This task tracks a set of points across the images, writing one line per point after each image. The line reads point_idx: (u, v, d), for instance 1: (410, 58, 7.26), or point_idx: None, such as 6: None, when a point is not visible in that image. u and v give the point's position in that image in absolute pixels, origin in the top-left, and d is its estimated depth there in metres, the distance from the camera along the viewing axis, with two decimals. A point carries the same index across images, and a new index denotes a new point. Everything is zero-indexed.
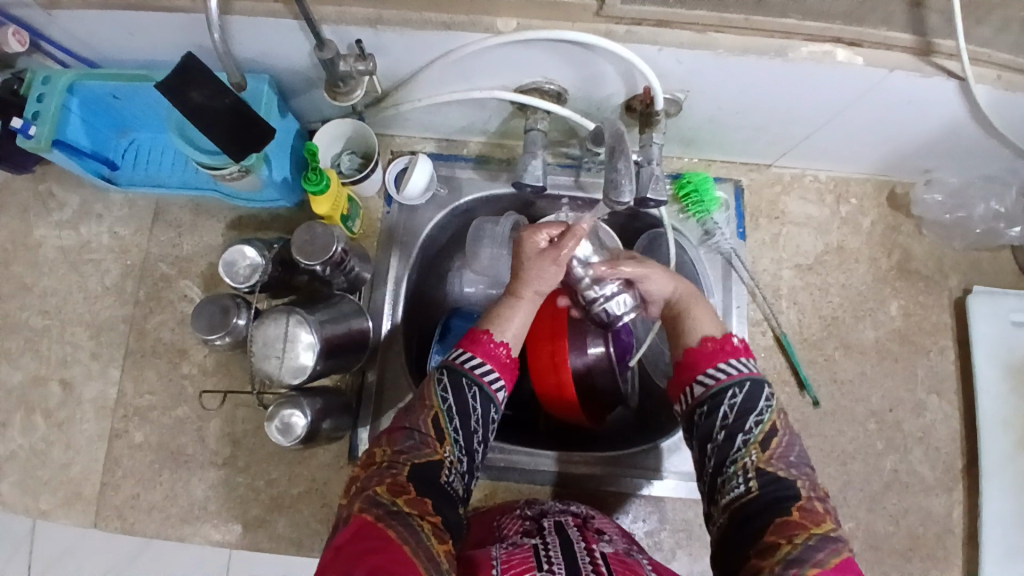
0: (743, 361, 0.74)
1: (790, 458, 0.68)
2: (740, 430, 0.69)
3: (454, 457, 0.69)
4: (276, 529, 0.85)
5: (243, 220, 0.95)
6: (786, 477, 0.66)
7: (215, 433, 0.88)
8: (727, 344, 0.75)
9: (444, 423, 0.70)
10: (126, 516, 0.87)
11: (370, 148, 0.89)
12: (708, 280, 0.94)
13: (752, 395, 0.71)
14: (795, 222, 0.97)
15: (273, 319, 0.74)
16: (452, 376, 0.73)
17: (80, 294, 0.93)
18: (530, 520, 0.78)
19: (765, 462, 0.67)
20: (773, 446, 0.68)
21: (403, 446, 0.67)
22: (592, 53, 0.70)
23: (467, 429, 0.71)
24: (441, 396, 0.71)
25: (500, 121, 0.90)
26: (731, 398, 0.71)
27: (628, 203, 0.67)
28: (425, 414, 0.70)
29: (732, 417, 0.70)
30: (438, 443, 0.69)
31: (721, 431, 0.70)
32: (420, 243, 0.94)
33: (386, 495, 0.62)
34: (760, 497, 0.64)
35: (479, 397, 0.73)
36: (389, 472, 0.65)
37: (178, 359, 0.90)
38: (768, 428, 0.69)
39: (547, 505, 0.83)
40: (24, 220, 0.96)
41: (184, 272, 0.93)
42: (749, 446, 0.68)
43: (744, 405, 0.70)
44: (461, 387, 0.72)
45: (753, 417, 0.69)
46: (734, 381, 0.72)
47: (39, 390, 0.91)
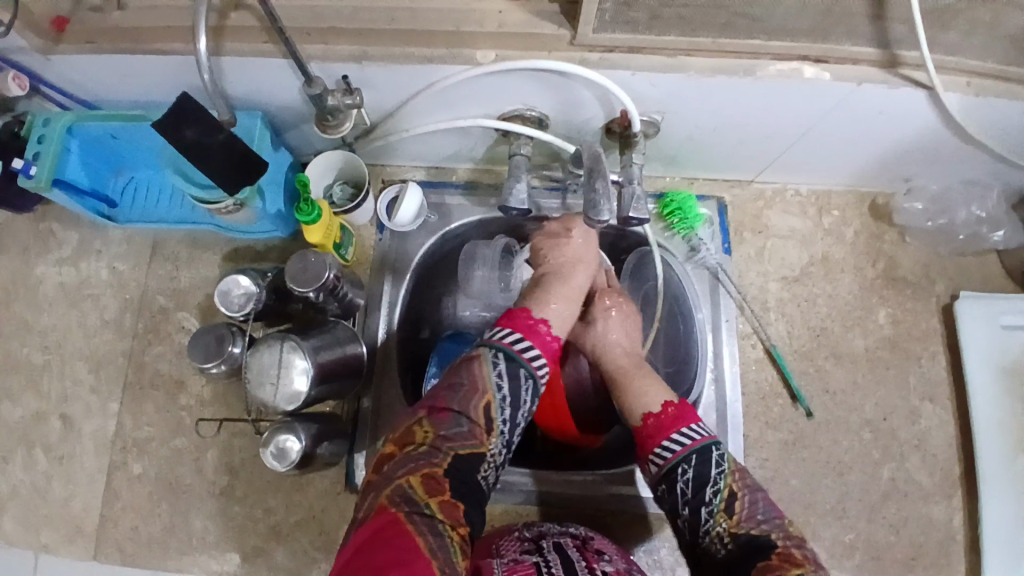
0: (694, 427, 0.75)
1: (758, 515, 0.69)
2: (702, 503, 0.70)
3: (495, 450, 0.72)
4: (276, 557, 0.85)
5: (238, 252, 0.97)
6: (760, 535, 0.67)
7: (212, 463, 0.88)
8: (669, 415, 0.76)
9: (495, 413, 0.72)
10: (126, 549, 0.87)
11: (360, 178, 0.92)
12: (695, 295, 0.95)
13: (701, 466, 0.72)
14: (779, 235, 0.99)
15: (268, 346, 0.75)
16: (509, 363, 0.75)
17: (80, 330, 0.95)
18: (529, 541, 0.78)
19: (736, 527, 0.68)
20: (738, 509, 0.69)
21: (450, 432, 0.69)
22: (568, 79, 0.73)
23: (513, 421, 0.74)
24: (496, 384, 0.73)
25: (485, 147, 0.92)
26: (683, 472, 0.72)
27: (608, 222, 0.68)
28: (479, 400, 0.72)
29: (689, 492, 0.71)
30: (483, 435, 0.71)
31: (684, 507, 0.71)
32: (411, 268, 0.96)
33: (426, 491, 0.63)
34: (736, 554, 0.66)
35: (530, 390, 0.76)
36: (429, 460, 0.66)
37: (176, 390, 0.91)
38: (727, 494, 0.70)
39: (546, 526, 0.83)
40: (26, 259, 0.99)
41: (182, 304, 0.95)
42: (714, 516, 0.69)
43: (698, 478, 0.71)
44: (518, 377, 0.75)
45: (709, 488, 0.70)
46: (683, 456, 0.73)
47: (39, 426, 0.93)
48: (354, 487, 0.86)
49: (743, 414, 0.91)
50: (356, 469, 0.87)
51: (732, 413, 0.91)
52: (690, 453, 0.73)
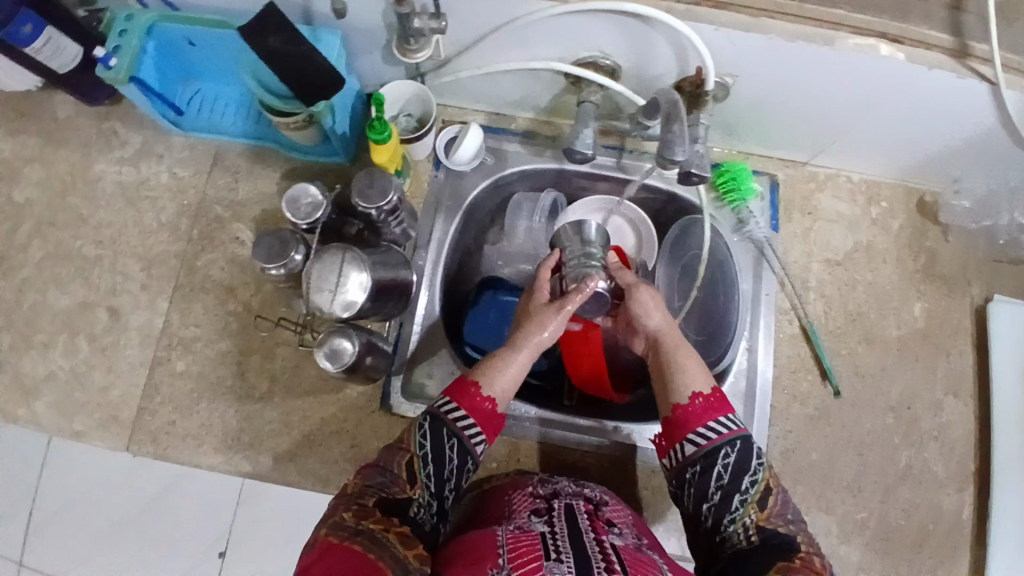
0: (732, 417, 0.73)
1: (788, 515, 0.70)
2: (737, 490, 0.70)
3: (424, 500, 0.73)
4: (307, 464, 0.88)
5: (297, 171, 0.98)
6: (789, 533, 0.68)
7: (254, 368, 0.91)
8: (715, 399, 0.74)
9: (418, 468, 0.73)
10: (160, 441, 0.90)
11: (427, 113, 0.92)
12: (738, 266, 0.96)
13: (744, 455, 0.71)
14: (827, 218, 1.00)
15: (330, 255, 0.77)
16: (433, 424, 0.75)
17: (136, 228, 0.97)
18: (541, 499, 0.80)
19: (765, 520, 0.69)
20: (770, 504, 0.70)
21: (374, 480, 0.71)
22: (650, 28, 0.74)
23: (439, 476, 0.74)
24: (419, 442, 0.74)
25: (551, 95, 0.93)
26: (726, 457, 0.71)
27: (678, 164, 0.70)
28: (401, 455, 0.74)
29: (727, 478, 0.70)
30: (408, 483, 0.72)
31: (717, 492, 0.70)
32: (464, 209, 0.97)
33: (354, 520, 0.65)
34: (762, 548, 0.66)
35: (458, 449, 0.75)
36: (357, 501, 0.68)
37: (225, 296, 0.93)
38: (763, 488, 0.70)
39: (560, 485, 0.85)
40: (88, 154, 1.01)
41: (238, 215, 0.97)
42: (745, 506, 0.69)
43: (739, 464, 0.71)
44: (441, 437, 0.75)
45: (748, 477, 0.70)
46: (725, 441, 0.72)
47: (85, 315, 0.95)
48: (389, 408, 0.89)
49: (774, 385, 0.93)
50: (393, 390, 0.89)
51: (764, 382, 0.92)
52: (734, 438, 0.72)
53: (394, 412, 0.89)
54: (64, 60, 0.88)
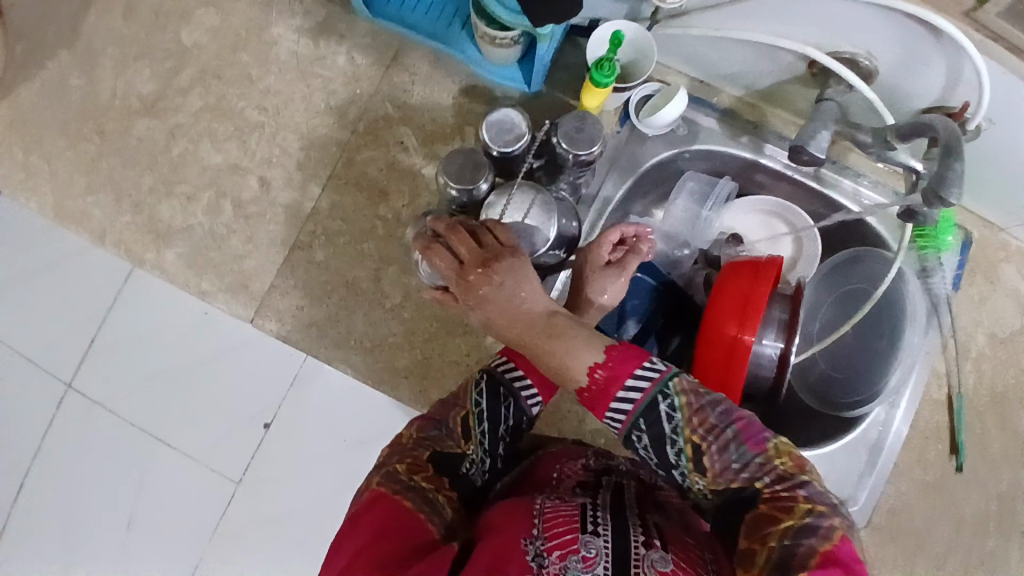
0: (644, 369, 0.61)
1: (732, 464, 0.60)
2: (672, 466, 0.63)
3: (477, 455, 0.74)
4: (422, 385, 0.89)
5: (477, 91, 0.93)
6: (745, 488, 0.60)
7: (390, 279, 0.89)
8: (615, 365, 0.61)
9: (472, 422, 0.75)
10: (283, 323, 0.90)
11: (639, 68, 0.86)
12: (909, 314, 0.88)
13: (653, 429, 0.62)
14: (1006, 292, 0.94)
15: (520, 194, 0.75)
16: (490, 384, 0.75)
17: (302, 104, 0.94)
18: (589, 472, 0.78)
19: (713, 482, 0.62)
20: (708, 461, 0.61)
21: (429, 433, 0.73)
22: (938, 47, 0.67)
23: (494, 434, 0.75)
24: (474, 400, 0.75)
25: (774, 80, 0.85)
26: (638, 441, 0.63)
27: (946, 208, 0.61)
28: (456, 411, 0.76)
29: (655, 455, 0.64)
30: (461, 438, 0.75)
31: (660, 469, 0.64)
32: (638, 174, 0.92)
33: (405, 473, 0.68)
34: (730, 501, 0.62)
35: (513, 408, 0.75)
36: (412, 452, 0.71)
37: (378, 199, 0.91)
38: (692, 450, 0.61)
39: (613, 462, 0.81)
40: (270, 14, 0.96)
41: (407, 119, 0.92)
42: (688, 473, 0.63)
43: (656, 440, 0.62)
44: (497, 396, 0.75)
45: (671, 449, 0.62)
46: (637, 420, 0.62)
47: (235, 179, 0.94)
48: None
49: (902, 444, 0.90)
50: None
51: (893, 441, 0.88)
52: (637, 420, 0.62)
53: None
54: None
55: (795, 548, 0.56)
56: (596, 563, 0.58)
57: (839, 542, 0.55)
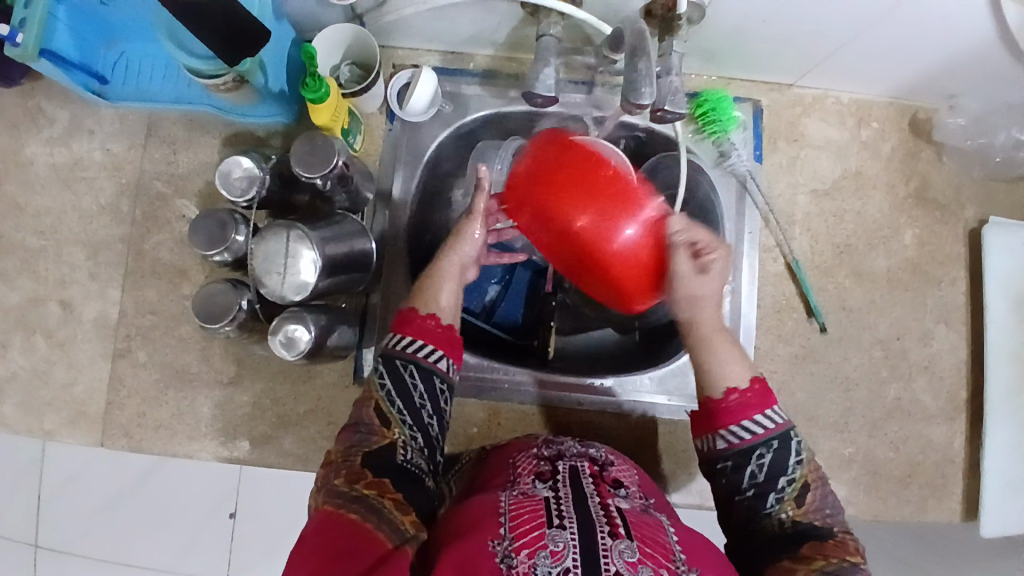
0: (773, 412, 0.68)
1: (825, 510, 0.66)
2: (772, 488, 0.66)
3: (406, 436, 0.67)
4: (283, 445, 0.87)
5: (238, 137, 0.90)
6: (824, 527, 0.64)
7: (219, 352, 0.88)
8: (756, 394, 0.68)
9: (387, 407, 0.68)
10: (132, 434, 0.88)
11: (370, 59, 0.83)
12: (722, 204, 0.91)
13: (779, 457, 0.66)
14: (814, 145, 0.94)
15: (274, 234, 0.72)
16: (387, 360, 0.70)
17: (75, 214, 0.91)
18: (545, 461, 0.69)
19: (802, 516, 0.65)
20: (807, 501, 0.65)
21: (353, 439, 0.66)
22: None
23: (411, 407, 0.68)
24: (379, 383, 0.69)
25: (508, 29, 0.84)
26: (760, 457, 0.66)
27: (648, 106, 0.63)
28: (367, 405, 0.68)
29: (761, 476, 0.66)
30: (386, 428, 0.67)
31: (750, 488, 0.66)
32: (425, 163, 0.91)
33: (345, 485, 0.60)
34: (794, 538, 0.63)
35: (419, 373, 0.70)
36: (344, 466, 0.63)
37: (178, 279, 0.89)
38: (800, 486, 0.66)
39: (565, 445, 0.73)
40: (11, 135, 0.93)
41: (180, 191, 0.90)
42: (782, 502, 0.65)
43: (774, 466, 0.66)
44: (398, 370, 0.69)
45: (785, 477, 0.66)
46: (763, 440, 0.66)
47: (37, 310, 0.91)
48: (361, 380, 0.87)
49: (758, 327, 0.91)
50: (364, 363, 0.87)
51: (746, 324, 0.90)
52: (768, 437, 0.67)
53: None
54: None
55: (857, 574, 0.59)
56: (564, 555, 0.53)
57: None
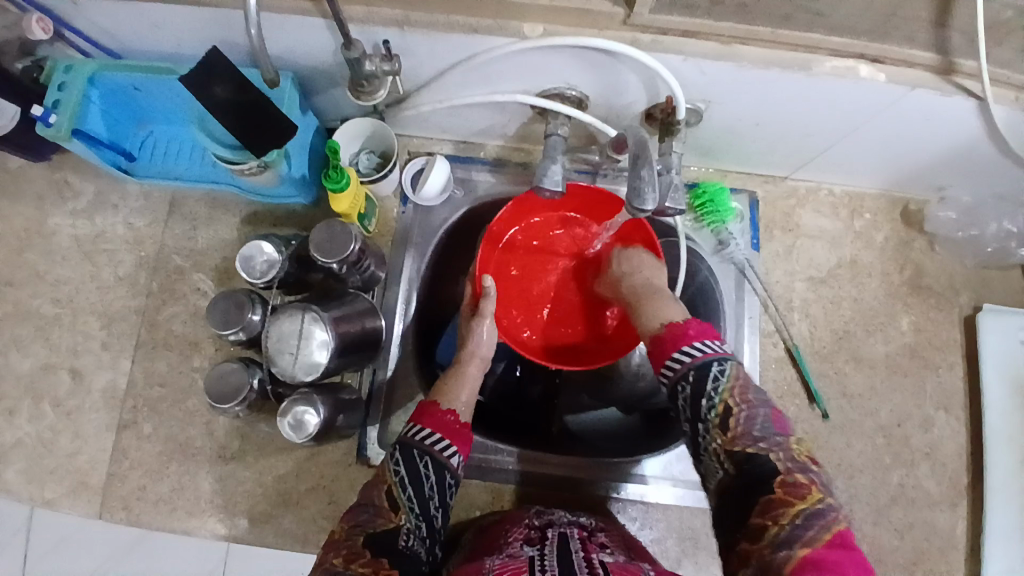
0: (706, 342, 0.68)
1: (756, 431, 0.61)
2: (699, 419, 0.64)
3: (412, 524, 0.67)
4: (282, 524, 0.86)
5: (258, 217, 0.94)
6: (757, 454, 0.60)
7: (223, 427, 0.89)
8: (690, 329, 0.70)
9: (397, 492, 0.68)
10: (131, 507, 0.87)
11: (388, 148, 0.88)
12: (721, 291, 0.96)
13: (700, 382, 0.65)
14: (808, 235, 0.99)
15: (289, 314, 0.74)
16: (404, 449, 0.71)
17: (93, 284, 0.94)
18: (535, 529, 0.75)
19: (732, 444, 0.62)
20: (736, 425, 0.62)
21: (358, 519, 0.65)
22: (617, 61, 0.71)
23: (421, 496, 0.69)
24: (393, 469, 0.69)
25: (518, 125, 0.90)
26: (682, 391, 0.66)
27: (650, 211, 0.67)
28: (378, 488, 0.68)
29: (687, 401, 0.66)
30: (392, 513, 0.66)
31: (686, 420, 0.66)
32: (435, 244, 0.95)
33: (342, 565, 0.61)
34: (738, 480, 0.61)
35: (433, 466, 0.71)
36: (345, 545, 0.63)
37: (189, 352, 0.91)
38: (723, 411, 0.63)
39: (555, 515, 0.80)
40: (38, 208, 0.96)
41: (198, 265, 0.93)
42: (710, 433, 0.63)
43: (695, 394, 0.65)
44: (413, 459, 0.70)
45: (705, 403, 0.64)
46: (693, 368, 0.66)
47: (48, 378, 0.92)
48: (365, 459, 0.87)
49: None
50: (368, 442, 0.87)
51: None
52: (689, 370, 0.67)
53: (370, 464, 0.87)
54: (31, 35, 0.73)
55: (806, 530, 0.55)
56: None
57: (833, 537, 0.55)
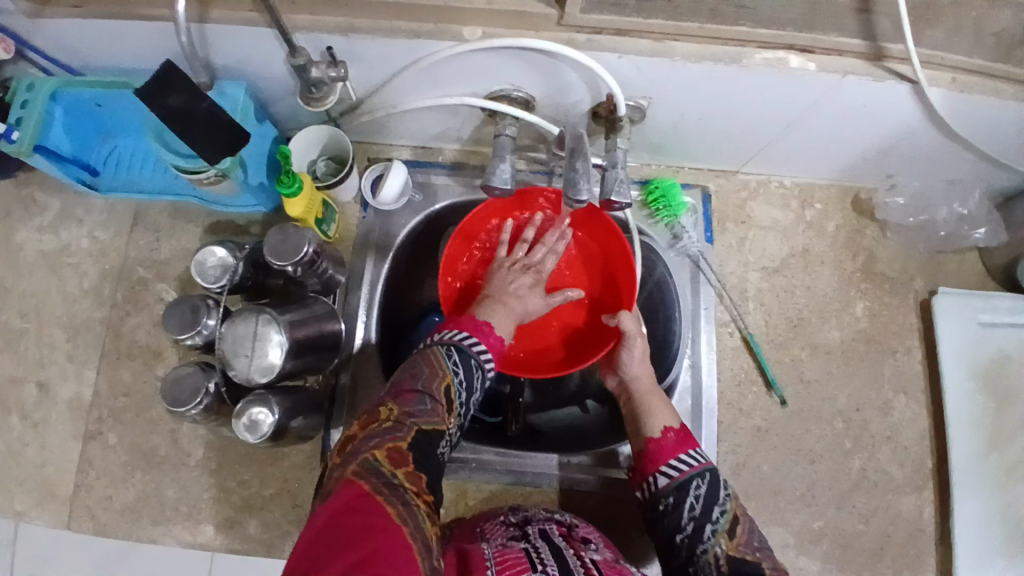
0: (696, 452, 0.76)
1: (755, 543, 0.70)
2: (708, 521, 0.70)
3: (451, 431, 0.71)
4: (248, 529, 0.86)
5: (220, 225, 0.96)
6: (755, 560, 0.68)
7: (188, 434, 0.89)
8: (683, 434, 0.78)
9: (453, 395, 0.72)
10: (99, 517, 0.88)
11: (344, 154, 0.91)
12: (675, 284, 0.97)
13: (713, 488, 0.72)
14: (761, 226, 1.01)
15: (243, 318, 0.76)
16: (462, 355, 0.75)
17: (59, 297, 0.95)
18: (514, 526, 0.76)
19: (734, 550, 0.69)
20: (739, 534, 0.70)
21: (414, 409, 0.67)
22: (557, 62, 0.74)
23: (467, 404, 0.74)
24: (453, 368, 0.73)
25: (472, 127, 0.93)
26: (695, 490, 0.72)
27: (587, 202, 0.69)
28: (438, 381, 0.71)
29: (698, 509, 0.71)
30: (444, 412, 0.70)
31: (689, 523, 0.71)
32: (396, 248, 0.96)
33: (387, 463, 0.59)
34: None
35: (479, 379, 0.76)
36: (394, 432, 0.63)
37: (153, 360, 0.92)
38: (732, 518, 0.71)
39: (532, 512, 0.80)
40: (5, 223, 0.98)
41: (161, 275, 0.95)
42: (716, 535, 0.69)
43: (709, 496, 0.72)
44: (470, 368, 0.75)
45: (718, 507, 0.71)
46: (695, 473, 0.74)
47: (14, 391, 0.93)
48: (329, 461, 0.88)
49: (719, 401, 0.94)
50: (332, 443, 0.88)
51: (707, 399, 0.94)
52: (690, 477, 0.73)
53: None
54: None
55: None
56: None
57: None
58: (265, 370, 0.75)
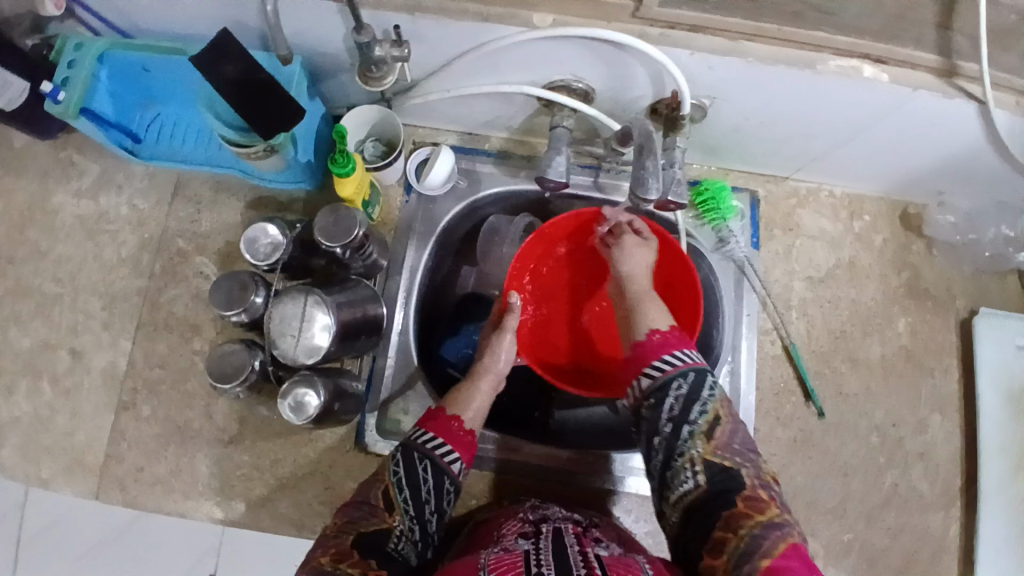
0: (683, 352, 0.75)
1: (734, 444, 0.69)
2: (685, 421, 0.70)
3: (405, 526, 0.68)
4: (279, 508, 0.86)
5: (262, 201, 0.95)
6: (732, 466, 0.67)
7: (222, 410, 0.89)
8: (671, 336, 0.77)
9: (394, 493, 0.69)
10: (128, 487, 0.87)
11: (394, 137, 0.89)
12: (721, 287, 0.97)
13: (694, 385, 0.71)
14: (808, 235, 1.00)
15: (291, 297, 0.74)
16: (405, 452, 0.72)
17: (95, 264, 0.94)
18: (530, 523, 0.75)
19: (711, 453, 0.68)
20: (717, 436, 0.69)
21: (352, 516, 0.67)
22: (627, 55, 0.72)
23: (417, 500, 0.70)
24: (392, 471, 0.70)
25: (524, 117, 0.91)
26: (677, 388, 0.72)
27: (654, 201, 0.68)
28: (376, 487, 0.70)
29: (677, 409, 0.71)
30: (387, 513, 0.68)
31: (667, 424, 0.70)
32: (438, 233, 0.95)
33: (330, 565, 0.61)
34: (715, 494, 0.65)
35: (432, 469, 0.71)
36: (334, 541, 0.64)
37: (190, 333, 0.91)
38: (711, 419, 0.70)
39: (550, 510, 0.79)
40: (43, 185, 0.96)
41: (201, 248, 0.93)
42: (693, 437, 0.69)
43: (689, 395, 0.71)
44: (412, 462, 0.71)
45: (696, 408, 0.70)
46: (679, 373, 0.73)
47: (47, 356, 0.92)
48: (363, 446, 0.87)
49: (756, 409, 0.94)
50: (367, 429, 0.87)
51: (744, 406, 0.93)
52: (669, 377, 0.73)
53: (368, 450, 0.87)
54: (43, 10, 0.74)
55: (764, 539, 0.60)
56: None
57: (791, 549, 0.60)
58: (313, 351, 0.74)
